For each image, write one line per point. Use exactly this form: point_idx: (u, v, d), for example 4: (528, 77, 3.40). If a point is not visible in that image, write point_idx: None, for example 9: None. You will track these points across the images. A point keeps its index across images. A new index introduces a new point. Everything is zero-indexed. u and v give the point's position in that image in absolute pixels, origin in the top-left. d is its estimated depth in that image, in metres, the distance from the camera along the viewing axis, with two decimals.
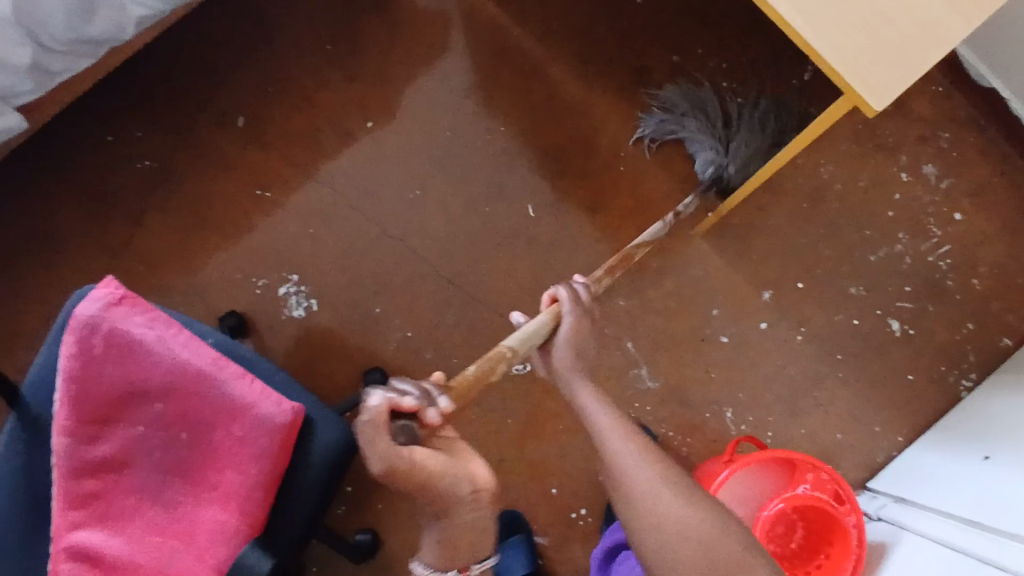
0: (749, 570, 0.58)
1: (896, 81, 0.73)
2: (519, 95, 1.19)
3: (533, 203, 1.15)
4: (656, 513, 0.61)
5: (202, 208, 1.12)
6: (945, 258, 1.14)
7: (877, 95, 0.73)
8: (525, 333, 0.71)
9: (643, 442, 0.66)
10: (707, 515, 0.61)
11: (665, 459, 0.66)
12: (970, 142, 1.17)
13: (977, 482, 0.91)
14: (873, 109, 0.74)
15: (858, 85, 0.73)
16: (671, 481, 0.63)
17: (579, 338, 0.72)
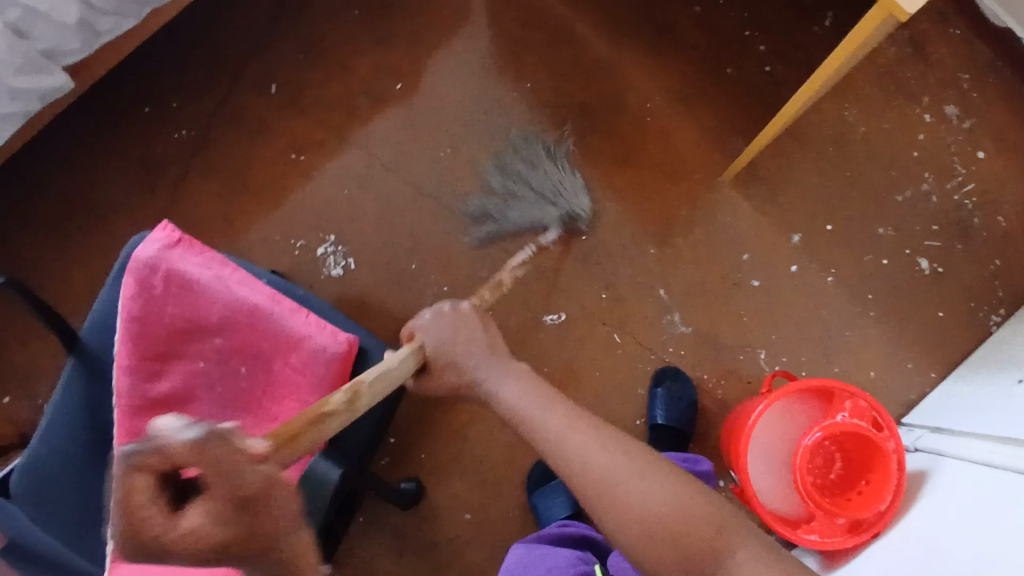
0: (721, 542, 0.56)
1: None
2: (544, 52, 1.21)
3: (561, 156, 1.18)
4: (624, 502, 0.57)
5: (242, 174, 1.18)
6: (971, 196, 1.15)
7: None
8: (388, 368, 0.66)
9: (596, 425, 0.63)
10: (675, 485, 0.58)
11: (620, 440, 0.61)
12: (990, 81, 1.18)
13: (1014, 404, 0.92)
14: (906, 12, 0.74)
15: None
16: (634, 465, 0.59)
17: (461, 344, 0.69)
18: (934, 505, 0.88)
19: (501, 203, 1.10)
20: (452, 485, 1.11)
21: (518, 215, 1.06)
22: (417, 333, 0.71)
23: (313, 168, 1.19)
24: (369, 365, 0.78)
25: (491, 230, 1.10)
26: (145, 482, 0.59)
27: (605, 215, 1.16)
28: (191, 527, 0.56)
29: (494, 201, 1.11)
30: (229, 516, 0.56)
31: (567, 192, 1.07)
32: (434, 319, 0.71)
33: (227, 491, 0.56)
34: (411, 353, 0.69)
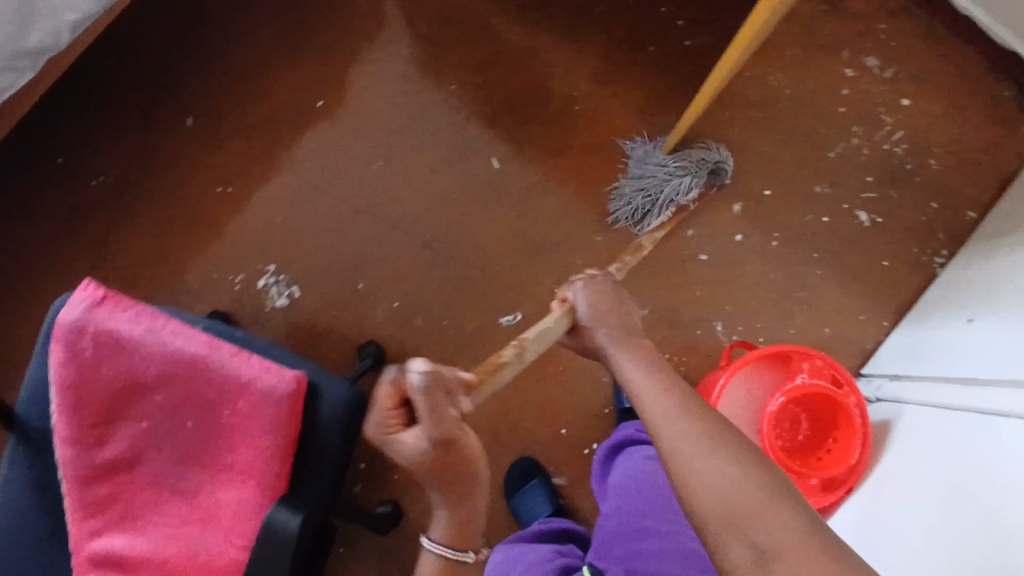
0: (765, 514, 0.47)
1: None
2: (465, 52, 1.19)
3: (496, 155, 1.16)
4: (685, 466, 0.52)
5: (169, 215, 1.14)
6: (900, 144, 1.17)
7: None
8: (538, 331, 0.70)
9: (689, 400, 0.58)
10: (740, 458, 0.51)
11: (703, 416, 0.56)
12: (905, 27, 1.20)
13: (966, 345, 0.94)
14: None
15: None
16: (701, 434, 0.54)
17: (596, 314, 0.68)
18: (903, 453, 0.90)
19: (643, 192, 1.10)
20: (429, 504, 1.08)
21: (676, 190, 1.08)
22: (572, 298, 0.70)
23: (243, 199, 1.15)
24: (321, 399, 0.75)
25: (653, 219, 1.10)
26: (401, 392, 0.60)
27: (548, 208, 1.15)
28: (410, 444, 0.59)
29: (636, 198, 1.10)
30: (438, 451, 0.59)
31: (703, 153, 1.09)
32: (588, 285, 0.70)
33: (431, 421, 0.58)
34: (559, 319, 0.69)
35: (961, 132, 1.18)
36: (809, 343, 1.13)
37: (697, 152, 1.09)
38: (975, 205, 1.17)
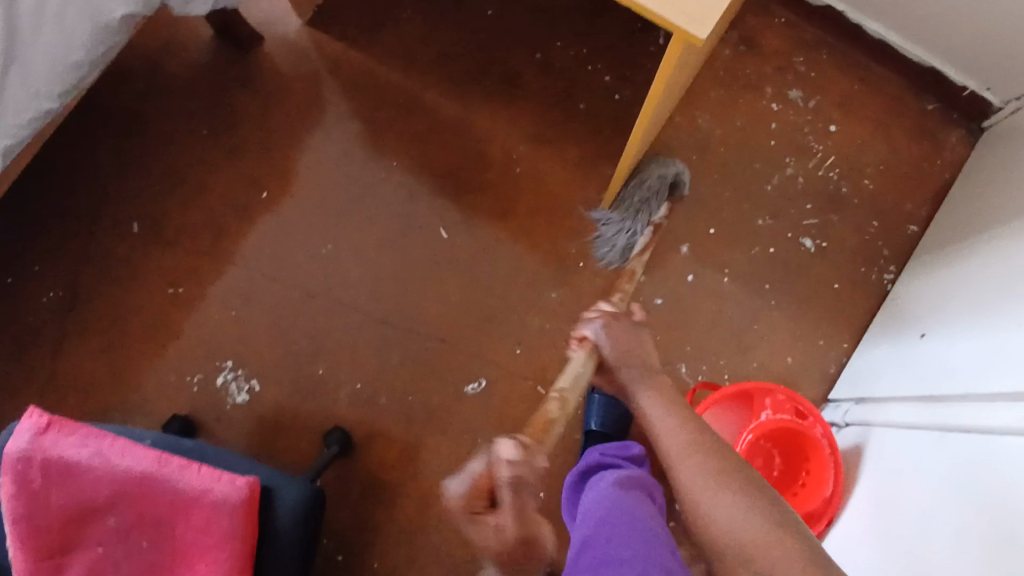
0: (762, 544, 0.56)
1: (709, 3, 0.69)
2: (402, 129, 1.22)
3: (444, 225, 1.18)
4: (698, 498, 0.63)
5: (121, 322, 1.14)
6: (833, 170, 1.21)
7: (697, 21, 0.69)
8: (571, 377, 0.82)
9: (706, 440, 0.69)
10: (743, 492, 0.62)
11: (715, 452, 0.67)
12: (823, 56, 1.24)
13: (920, 360, 0.94)
14: (698, 36, 0.69)
15: (672, 16, 0.69)
16: (714, 470, 0.65)
17: (619, 351, 0.82)
18: (877, 477, 0.89)
19: (619, 230, 1.15)
20: None
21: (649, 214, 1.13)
22: (594, 341, 0.84)
23: (195, 298, 1.15)
24: (275, 500, 0.75)
25: (632, 245, 1.17)
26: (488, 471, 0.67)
27: (501, 272, 1.16)
28: (491, 530, 0.65)
29: (617, 235, 1.15)
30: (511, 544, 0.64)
31: (660, 169, 1.13)
32: (608, 329, 0.84)
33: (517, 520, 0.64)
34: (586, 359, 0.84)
35: (890, 150, 1.22)
36: (772, 373, 1.14)
37: (654, 172, 1.13)
38: (915, 219, 1.20)
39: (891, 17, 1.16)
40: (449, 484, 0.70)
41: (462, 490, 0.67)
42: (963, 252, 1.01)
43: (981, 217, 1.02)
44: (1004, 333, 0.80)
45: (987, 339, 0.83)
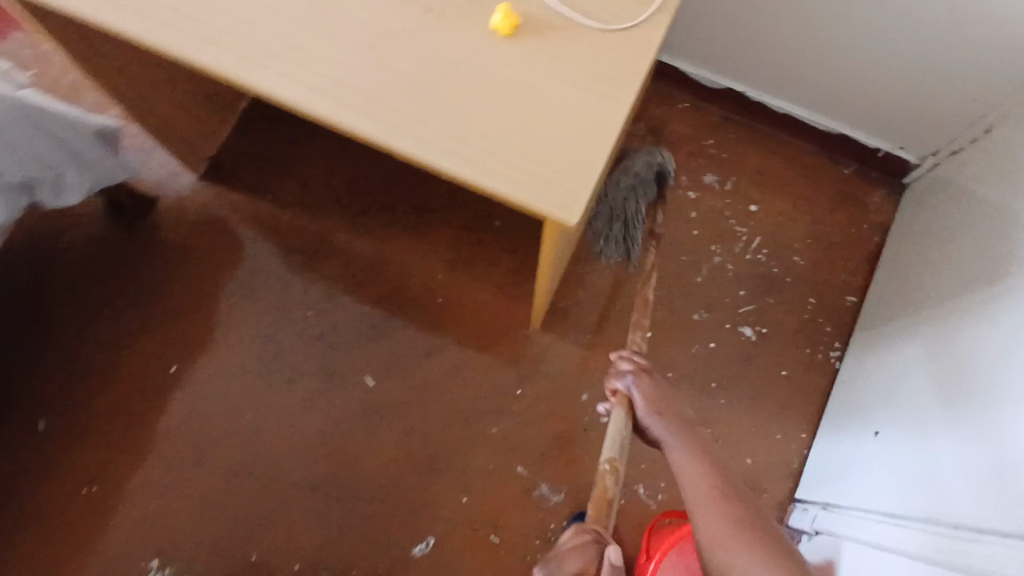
0: None
1: (576, 179, 0.57)
2: (313, 276, 1.17)
3: (369, 373, 1.12)
4: (722, 554, 0.70)
5: (32, 535, 1.05)
6: (761, 250, 1.17)
7: (564, 202, 0.56)
8: (616, 442, 0.89)
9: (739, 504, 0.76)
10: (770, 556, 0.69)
11: (750, 515, 0.74)
12: (733, 136, 1.22)
13: (877, 461, 0.90)
14: (568, 221, 0.56)
15: (533, 201, 0.56)
16: (746, 530, 0.71)
17: (654, 406, 0.91)
18: None
19: (611, 228, 1.10)
20: None
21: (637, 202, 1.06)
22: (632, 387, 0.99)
23: (113, 496, 1.07)
24: None
25: (634, 245, 1.11)
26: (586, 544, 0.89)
27: (435, 413, 1.10)
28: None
29: (614, 237, 1.11)
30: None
31: (647, 155, 1.04)
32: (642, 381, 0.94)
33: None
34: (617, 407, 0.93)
35: (817, 221, 1.19)
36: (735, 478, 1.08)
37: (639, 158, 1.05)
38: (851, 289, 1.16)
39: (797, 90, 1.13)
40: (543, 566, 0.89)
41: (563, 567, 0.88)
42: (903, 336, 0.98)
43: (916, 296, 0.99)
44: (954, 446, 0.76)
45: (939, 449, 0.79)
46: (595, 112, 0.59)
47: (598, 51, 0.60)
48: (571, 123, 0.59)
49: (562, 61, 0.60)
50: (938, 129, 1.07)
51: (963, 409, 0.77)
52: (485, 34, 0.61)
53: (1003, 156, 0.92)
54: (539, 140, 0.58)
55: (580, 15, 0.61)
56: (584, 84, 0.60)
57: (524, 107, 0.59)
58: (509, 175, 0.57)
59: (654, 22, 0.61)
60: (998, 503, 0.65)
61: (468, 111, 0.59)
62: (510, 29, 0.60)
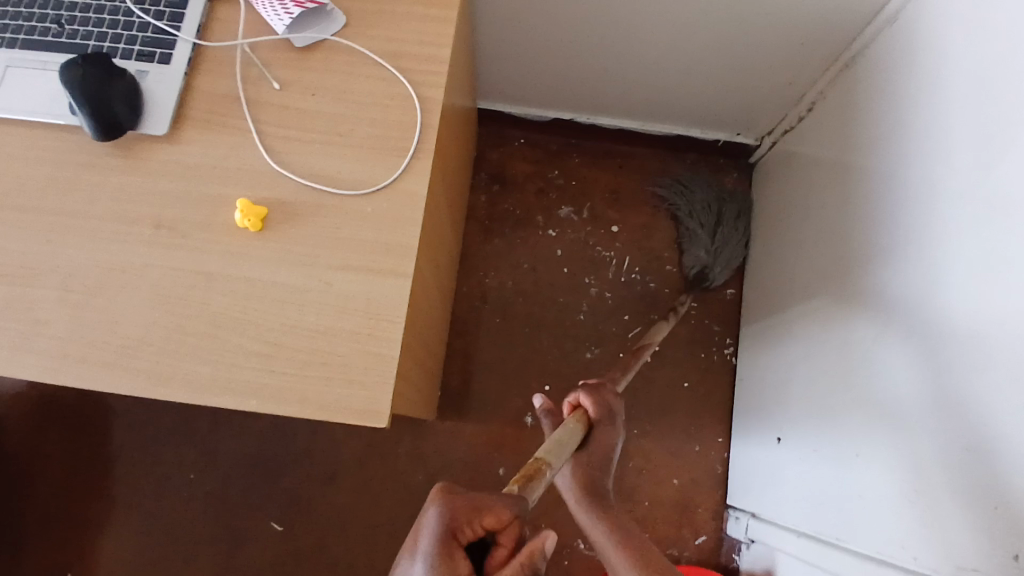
0: None
1: (371, 375, 0.52)
2: (189, 431, 1.09)
3: (275, 517, 1.06)
4: None
5: None
6: (633, 269, 1.16)
7: (366, 405, 0.52)
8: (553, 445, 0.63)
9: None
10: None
11: None
12: (576, 160, 1.20)
13: (786, 471, 0.89)
14: (379, 425, 0.52)
15: (335, 415, 0.51)
16: None
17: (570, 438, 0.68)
18: None
19: (724, 239, 1.13)
20: None
21: (723, 280, 1.13)
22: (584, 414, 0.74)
23: None
24: None
25: (505, 221, 1.17)
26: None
27: (355, 536, 1.05)
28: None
29: (704, 245, 1.13)
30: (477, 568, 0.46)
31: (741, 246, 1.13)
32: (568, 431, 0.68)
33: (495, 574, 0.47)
34: (574, 430, 0.69)
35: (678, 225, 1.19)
36: (666, 504, 1.07)
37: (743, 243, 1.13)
38: (729, 281, 1.16)
39: (622, 107, 1.12)
40: (441, 505, 0.47)
41: (429, 558, 0.44)
42: (785, 331, 0.96)
43: (789, 287, 0.98)
44: (853, 458, 0.74)
45: (838, 461, 0.77)
46: (375, 292, 0.54)
47: (362, 221, 0.55)
48: (352, 316, 0.53)
49: (326, 245, 0.54)
50: (765, 111, 1.07)
51: (857, 421, 0.74)
52: (234, 237, 0.55)
53: (836, 130, 0.90)
54: (323, 342, 0.53)
55: (330, 185, 0.56)
56: (358, 261, 0.54)
57: (299, 309, 0.53)
58: (300, 395, 0.52)
59: (414, 170, 0.56)
60: (918, 530, 0.62)
61: (237, 331, 0.53)
62: (258, 225, 0.54)
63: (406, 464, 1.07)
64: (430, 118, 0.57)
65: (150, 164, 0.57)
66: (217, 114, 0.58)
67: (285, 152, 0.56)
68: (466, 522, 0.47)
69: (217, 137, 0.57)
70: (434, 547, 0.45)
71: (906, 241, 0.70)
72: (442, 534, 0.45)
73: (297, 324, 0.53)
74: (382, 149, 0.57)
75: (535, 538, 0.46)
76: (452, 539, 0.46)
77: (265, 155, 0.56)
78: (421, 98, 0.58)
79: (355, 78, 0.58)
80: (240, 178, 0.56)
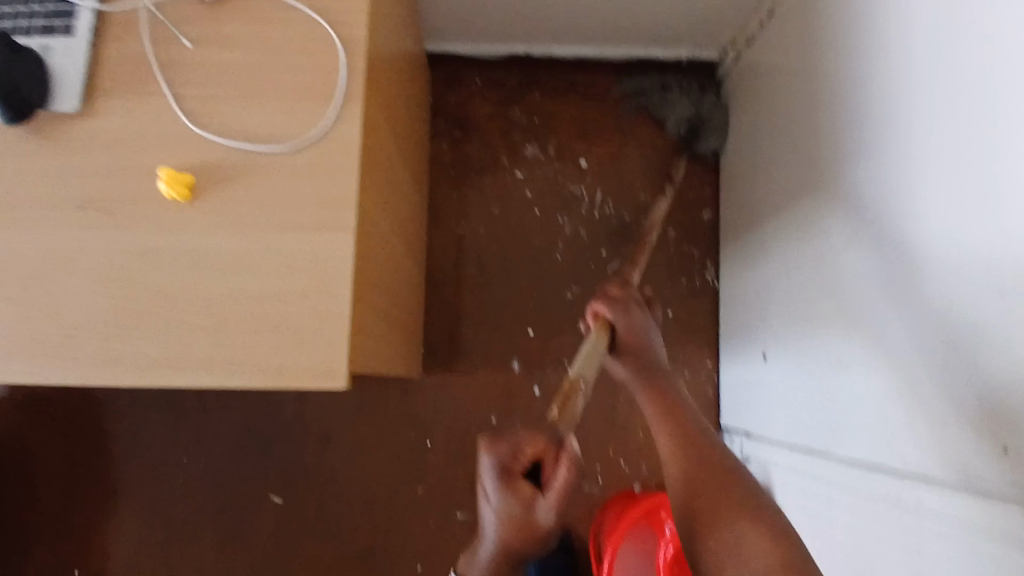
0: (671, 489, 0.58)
1: (324, 337, 0.50)
2: (176, 414, 1.08)
3: (275, 489, 1.07)
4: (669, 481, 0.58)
5: None
6: (607, 201, 1.13)
7: (323, 369, 0.50)
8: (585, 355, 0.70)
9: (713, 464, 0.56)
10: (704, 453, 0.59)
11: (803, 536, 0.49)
12: (537, 94, 1.15)
13: (773, 385, 0.89)
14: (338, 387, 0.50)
15: (293, 382, 0.50)
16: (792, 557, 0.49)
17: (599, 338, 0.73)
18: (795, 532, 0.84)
19: (707, 100, 1.10)
20: None
21: (716, 145, 1.10)
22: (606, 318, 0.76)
23: None
24: None
25: (470, 167, 1.13)
26: (524, 543, 0.56)
27: (356, 499, 1.06)
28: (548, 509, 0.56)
29: (687, 106, 1.11)
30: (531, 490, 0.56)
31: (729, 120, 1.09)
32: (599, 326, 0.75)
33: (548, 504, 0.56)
34: (600, 337, 0.73)
35: (647, 151, 1.15)
36: None
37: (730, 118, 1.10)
38: (705, 203, 1.14)
39: (576, 32, 1.07)
40: (490, 452, 0.56)
41: (499, 495, 0.56)
42: (763, 246, 0.94)
43: (764, 203, 0.95)
44: (837, 364, 0.73)
45: (823, 370, 0.76)
46: (317, 252, 0.51)
47: (296, 179, 0.52)
48: (297, 280, 0.51)
49: (259, 207, 0.52)
50: (725, 20, 1.02)
51: (839, 329, 0.73)
52: (164, 210, 0.52)
53: (798, 31, 0.85)
54: (270, 309, 0.51)
55: (257, 145, 0.52)
56: (296, 220, 0.52)
57: (241, 277, 0.51)
58: (253, 367, 0.50)
59: (342, 118, 0.53)
60: (904, 430, 0.60)
61: (179, 307, 0.51)
62: (185, 194, 0.51)
63: (398, 422, 1.07)
64: (355, 60, 0.54)
65: (65, 143, 0.54)
66: (127, 82, 0.54)
67: (206, 115, 0.53)
68: (512, 454, 0.56)
69: (131, 106, 0.54)
70: (498, 485, 0.56)
71: (873, 138, 0.67)
72: (501, 472, 0.56)
73: (240, 293, 0.51)
74: (308, 99, 0.53)
75: (563, 446, 0.57)
76: (509, 474, 0.56)
77: (186, 120, 0.53)
78: (343, 40, 0.54)
79: (270, 27, 0.55)
80: (161, 147, 0.53)
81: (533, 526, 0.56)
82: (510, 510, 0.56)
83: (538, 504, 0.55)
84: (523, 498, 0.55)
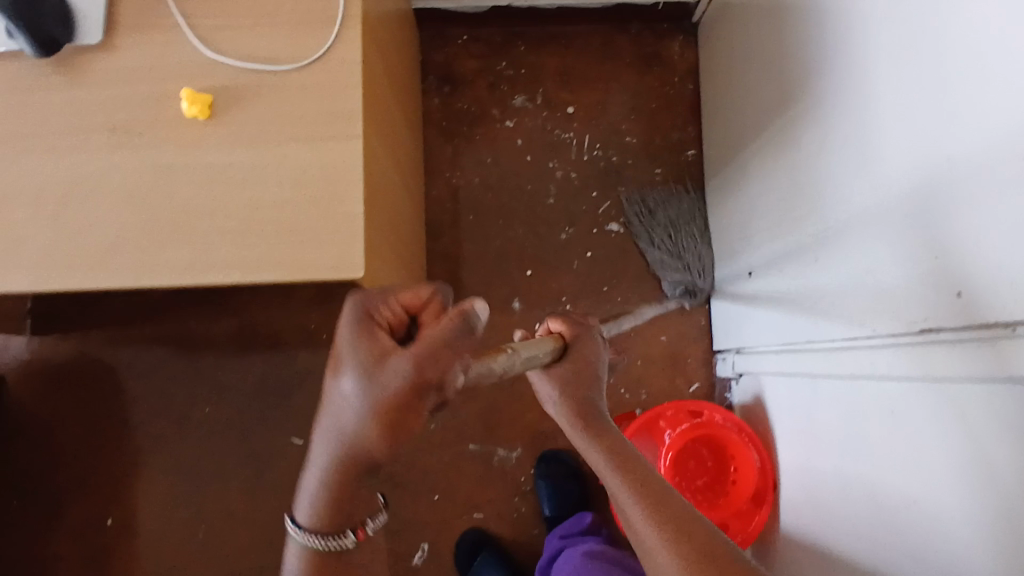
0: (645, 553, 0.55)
1: (340, 234, 0.56)
2: (195, 369, 1.14)
3: (294, 434, 1.12)
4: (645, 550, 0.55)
5: None
6: (594, 146, 1.18)
7: (340, 262, 0.55)
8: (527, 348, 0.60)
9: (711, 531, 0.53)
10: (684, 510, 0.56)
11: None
12: (521, 48, 1.20)
13: (758, 298, 0.95)
14: (355, 278, 0.56)
15: (314, 275, 0.55)
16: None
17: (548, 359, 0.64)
18: (785, 431, 0.90)
19: (686, 250, 1.12)
20: None
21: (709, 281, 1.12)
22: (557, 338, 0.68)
23: None
24: None
25: (462, 120, 1.18)
26: (378, 422, 0.49)
27: None
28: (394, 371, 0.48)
29: (675, 265, 1.12)
30: (385, 353, 0.49)
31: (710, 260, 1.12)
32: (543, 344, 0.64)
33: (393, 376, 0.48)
34: (540, 342, 0.64)
35: (631, 96, 1.20)
36: (657, 360, 1.14)
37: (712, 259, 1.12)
38: (689, 142, 1.19)
39: None
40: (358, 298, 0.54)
41: (355, 340, 0.51)
42: (743, 171, 1.00)
43: (742, 130, 1.00)
44: (813, 265, 0.78)
45: (802, 274, 0.81)
46: (329, 159, 0.56)
47: (304, 93, 0.57)
48: (312, 184, 0.56)
49: (273, 121, 0.57)
50: None
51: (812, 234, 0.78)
52: (186, 129, 0.57)
53: None
54: (289, 212, 0.56)
55: (268, 65, 0.57)
56: (307, 132, 0.57)
57: (260, 185, 0.56)
58: (277, 264, 0.56)
59: (344, 38, 0.58)
60: (873, 308, 0.66)
61: (206, 214, 0.56)
62: (205, 112, 0.56)
63: None
64: None
65: (90, 74, 0.58)
66: (144, 16, 0.59)
67: (218, 40, 0.58)
68: (380, 305, 0.54)
69: (149, 38, 0.59)
70: (354, 331, 0.51)
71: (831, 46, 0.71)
72: (361, 315, 0.52)
73: (261, 199, 0.56)
74: (311, 23, 0.58)
75: (462, 303, 0.50)
76: (369, 319, 0.52)
77: (201, 47, 0.58)
78: None
79: None
80: (180, 72, 0.58)
81: (383, 385, 0.48)
82: (361, 357, 0.50)
83: (390, 358, 0.49)
84: (376, 349, 0.50)
